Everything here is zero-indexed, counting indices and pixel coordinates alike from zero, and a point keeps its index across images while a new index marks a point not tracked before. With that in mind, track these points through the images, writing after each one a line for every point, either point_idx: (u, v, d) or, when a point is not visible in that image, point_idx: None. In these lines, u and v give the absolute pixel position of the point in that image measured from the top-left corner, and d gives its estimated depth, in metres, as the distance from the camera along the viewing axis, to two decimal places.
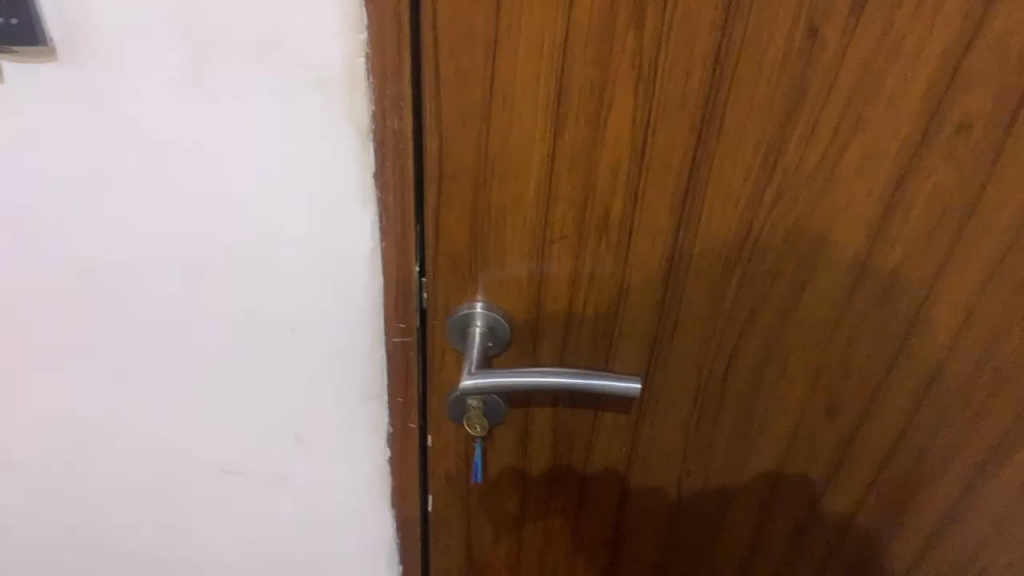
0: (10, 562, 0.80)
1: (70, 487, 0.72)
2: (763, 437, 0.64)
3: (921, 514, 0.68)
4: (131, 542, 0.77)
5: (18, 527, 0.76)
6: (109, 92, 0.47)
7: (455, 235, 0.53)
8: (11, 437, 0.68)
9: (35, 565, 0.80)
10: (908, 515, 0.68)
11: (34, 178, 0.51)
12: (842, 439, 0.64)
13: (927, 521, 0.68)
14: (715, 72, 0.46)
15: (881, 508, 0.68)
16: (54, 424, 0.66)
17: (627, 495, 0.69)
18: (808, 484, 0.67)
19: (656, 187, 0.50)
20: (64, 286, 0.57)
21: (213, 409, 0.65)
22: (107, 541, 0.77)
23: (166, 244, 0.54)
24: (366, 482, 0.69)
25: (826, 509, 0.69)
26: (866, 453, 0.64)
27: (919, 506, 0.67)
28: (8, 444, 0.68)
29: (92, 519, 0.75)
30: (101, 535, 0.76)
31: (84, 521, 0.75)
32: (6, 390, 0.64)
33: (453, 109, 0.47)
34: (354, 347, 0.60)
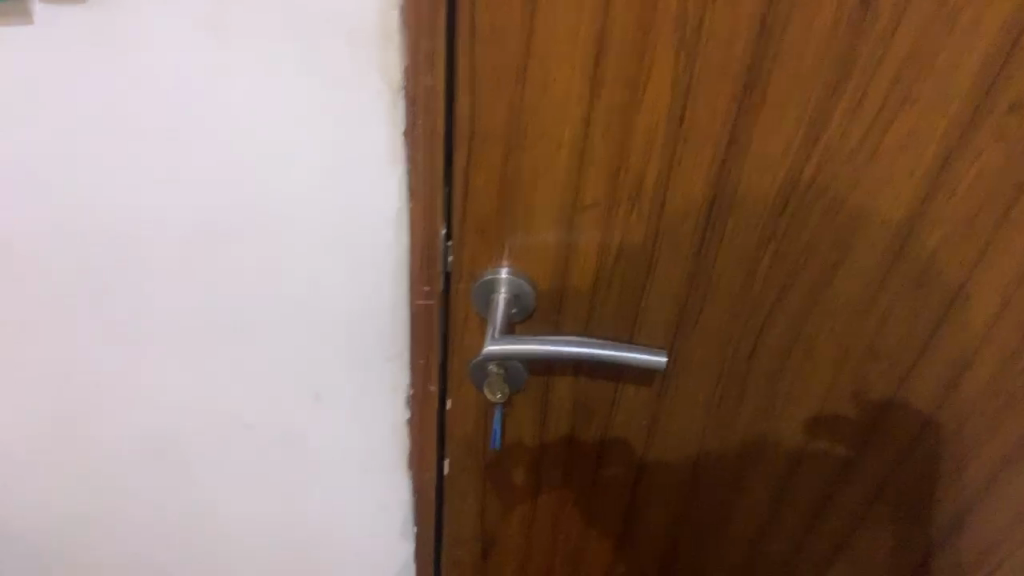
0: (25, 516, 0.81)
1: (89, 437, 0.72)
2: (786, 416, 0.63)
3: (942, 503, 0.67)
4: (149, 494, 0.77)
5: (35, 476, 0.77)
6: (138, 40, 0.47)
7: (484, 198, 0.52)
8: (31, 386, 0.68)
9: (48, 517, 0.81)
10: (924, 503, 0.68)
11: (59, 124, 0.51)
12: (868, 423, 0.63)
13: (946, 510, 0.67)
14: (762, 38, 0.44)
15: (900, 495, 0.67)
16: (74, 374, 0.67)
17: (643, 469, 0.69)
18: (827, 466, 0.67)
19: (692, 157, 0.49)
20: (87, 235, 0.57)
21: (233, 365, 0.65)
22: (123, 492, 0.78)
23: (191, 196, 0.54)
24: (384, 440, 0.70)
25: (843, 492, 0.68)
26: (889, 438, 0.63)
27: (938, 494, 0.67)
28: (28, 393, 0.69)
29: (110, 470, 0.75)
30: (117, 487, 0.77)
31: (101, 471, 0.76)
32: (26, 341, 0.64)
33: (487, 66, 0.46)
34: (377, 307, 0.60)
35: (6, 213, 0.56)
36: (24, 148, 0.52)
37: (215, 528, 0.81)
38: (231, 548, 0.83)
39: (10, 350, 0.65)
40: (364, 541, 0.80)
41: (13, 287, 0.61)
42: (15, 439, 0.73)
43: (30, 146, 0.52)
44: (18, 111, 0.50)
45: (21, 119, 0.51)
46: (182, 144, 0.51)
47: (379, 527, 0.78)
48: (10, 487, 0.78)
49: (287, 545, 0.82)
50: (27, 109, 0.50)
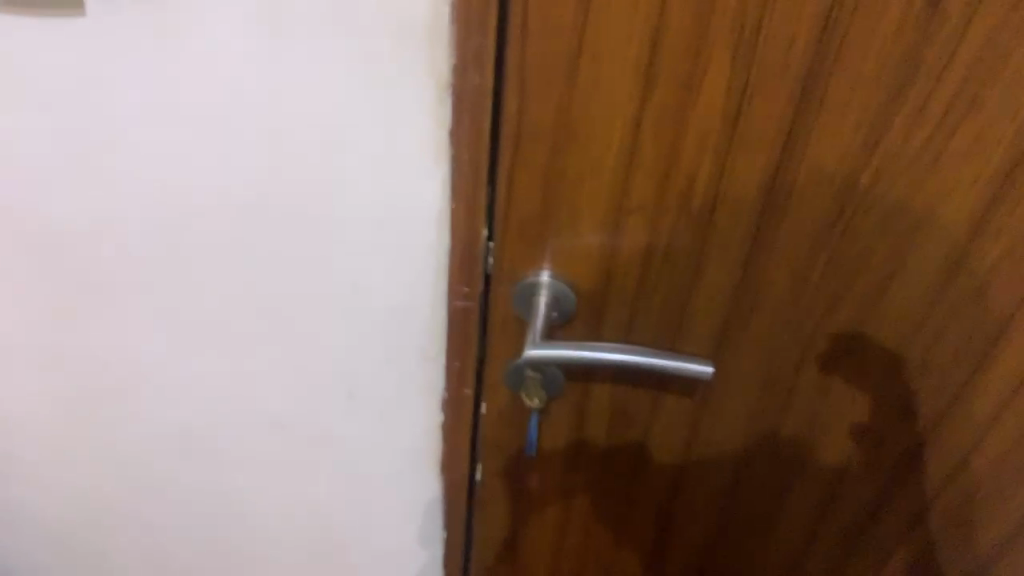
0: (63, 495, 0.82)
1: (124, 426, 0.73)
2: (830, 430, 0.61)
3: (986, 533, 0.64)
4: (182, 486, 0.78)
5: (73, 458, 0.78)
6: (187, 33, 0.46)
7: (528, 199, 0.51)
8: (72, 371, 0.69)
9: (83, 499, 0.82)
10: (967, 533, 0.64)
11: (107, 115, 0.51)
12: (916, 440, 0.60)
13: (986, 541, 0.64)
14: (823, 39, 0.42)
15: (947, 522, 0.64)
16: (112, 363, 0.67)
17: (680, 480, 0.67)
18: (871, 486, 0.64)
19: (745, 160, 0.48)
20: (129, 226, 0.57)
21: (269, 361, 0.64)
22: (154, 482, 0.78)
23: (232, 190, 0.54)
24: (417, 442, 0.69)
25: (886, 516, 0.66)
26: (937, 460, 0.61)
27: (982, 523, 0.63)
28: (70, 378, 0.70)
29: (143, 459, 0.76)
30: (149, 477, 0.77)
31: (134, 460, 0.76)
32: (70, 326, 0.65)
33: (537, 65, 0.45)
34: (415, 308, 0.59)
35: (54, 201, 0.57)
36: (73, 137, 0.53)
37: (242, 525, 0.80)
38: (259, 545, 0.83)
39: (54, 335, 0.66)
40: (393, 544, 0.79)
41: (59, 274, 0.61)
42: (56, 422, 0.74)
43: (78, 136, 0.53)
44: (68, 100, 0.51)
45: (70, 109, 0.51)
46: (226, 137, 0.51)
47: (408, 531, 0.77)
48: (51, 467, 0.79)
49: (315, 545, 0.81)
50: (77, 99, 0.51)
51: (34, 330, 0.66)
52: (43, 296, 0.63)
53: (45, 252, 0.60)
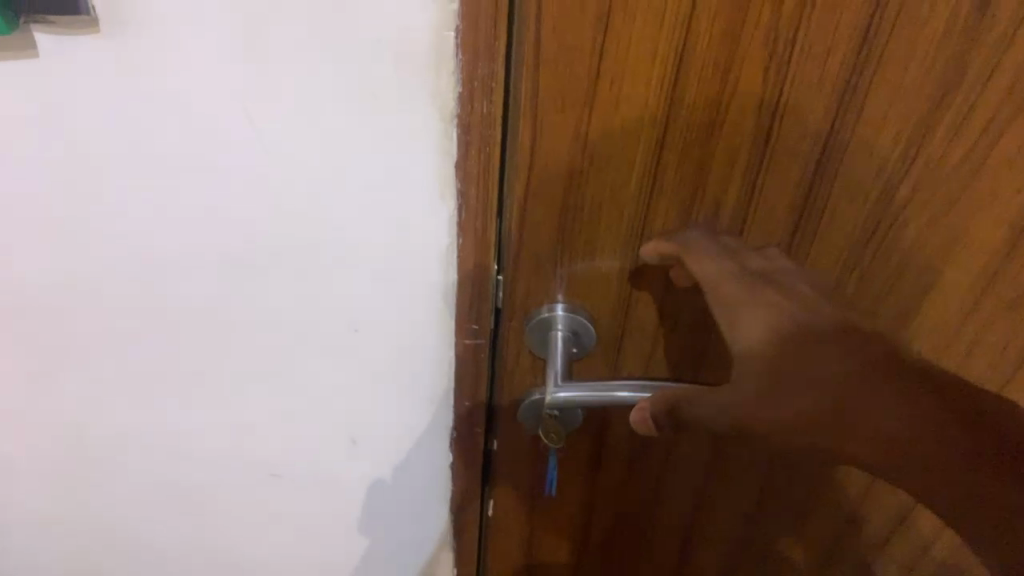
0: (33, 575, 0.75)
1: (101, 497, 0.66)
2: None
3: None
4: (169, 552, 0.72)
5: (42, 535, 0.70)
6: (161, 73, 0.41)
7: (542, 232, 0.47)
8: (38, 445, 0.62)
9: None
10: None
11: (68, 166, 0.45)
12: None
13: None
14: (862, 50, 0.39)
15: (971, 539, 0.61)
16: (84, 431, 0.61)
17: (700, 506, 0.64)
18: (899, 507, 0.61)
19: (777, 178, 0.44)
20: (99, 284, 0.51)
21: (263, 413, 0.60)
22: (137, 552, 0.71)
23: (217, 238, 0.48)
24: (425, 482, 0.65)
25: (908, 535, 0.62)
26: None
27: None
28: (36, 452, 0.63)
29: (124, 529, 0.69)
30: (131, 547, 0.71)
31: (113, 531, 0.69)
32: (35, 395, 0.58)
33: (551, 90, 0.41)
34: (421, 348, 0.55)
35: (9, 264, 0.50)
36: (29, 193, 0.47)
37: None
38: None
39: (15, 408, 0.59)
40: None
41: (18, 343, 0.55)
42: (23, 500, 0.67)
43: (33, 191, 0.46)
44: (21, 153, 0.45)
45: (23, 162, 0.45)
46: (208, 182, 0.46)
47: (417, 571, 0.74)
48: (18, 550, 0.72)
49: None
50: (31, 150, 0.45)
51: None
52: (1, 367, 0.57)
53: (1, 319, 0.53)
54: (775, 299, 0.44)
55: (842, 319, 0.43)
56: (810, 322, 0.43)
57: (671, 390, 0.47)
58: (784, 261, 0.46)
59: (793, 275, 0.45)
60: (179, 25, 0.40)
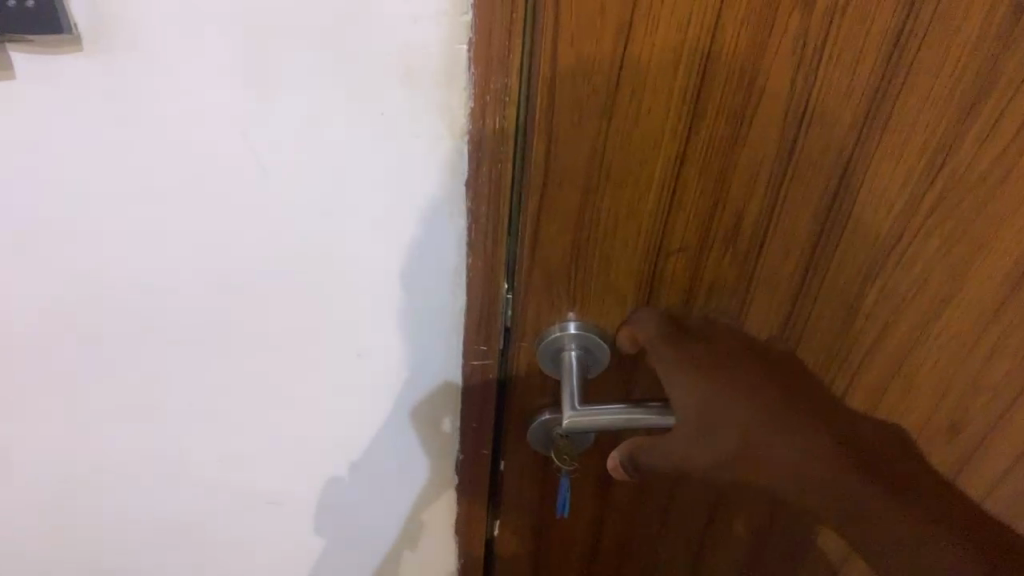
0: None
1: (87, 532, 0.63)
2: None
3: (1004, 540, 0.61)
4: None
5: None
6: (149, 91, 0.38)
7: (555, 247, 0.45)
8: (18, 482, 0.58)
9: None
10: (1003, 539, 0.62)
11: (49, 191, 0.42)
12: (960, 461, 0.56)
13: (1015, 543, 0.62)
14: (892, 58, 0.38)
15: None
16: (69, 466, 0.57)
17: (712, 519, 0.62)
18: None
19: (801, 190, 0.43)
20: (82, 315, 0.48)
21: (260, 439, 0.57)
22: None
23: (210, 262, 0.46)
24: (429, 504, 0.63)
25: None
26: (972, 481, 0.57)
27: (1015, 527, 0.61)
28: (17, 490, 0.59)
29: (111, 564, 0.66)
30: None
31: (100, 566, 0.66)
32: (14, 432, 0.55)
33: (569, 103, 0.39)
34: (426, 368, 0.53)
35: None
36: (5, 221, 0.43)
37: None
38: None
39: None
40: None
41: None
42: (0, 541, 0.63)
43: (11, 218, 0.43)
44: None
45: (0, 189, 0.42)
46: (201, 206, 0.43)
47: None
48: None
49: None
50: (10, 176, 0.42)
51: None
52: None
53: None
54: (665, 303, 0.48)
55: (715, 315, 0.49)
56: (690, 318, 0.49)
57: (636, 441, 0.49)
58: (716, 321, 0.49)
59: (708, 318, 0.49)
60: (169, 39, 0.37)
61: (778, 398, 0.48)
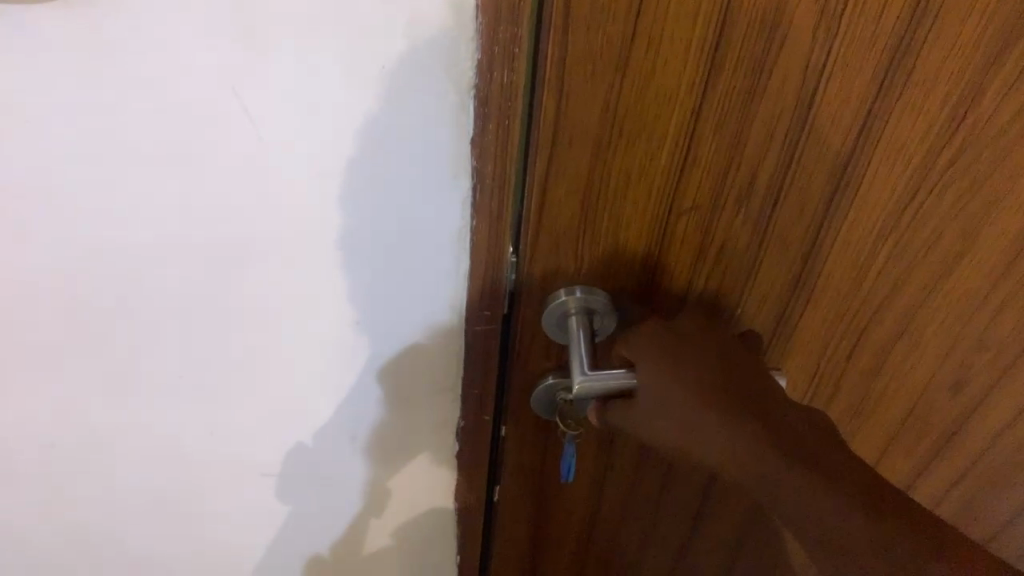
0: None
1: (78, 508, 0.61)
2: (876, 415, 0.56)
3: (1002, 490, 0.62)
4: (149, 560, 0.67)
5: (12, 552, 0.65)
6: (131, 47, 0.35)
7: (563, 209, 0.43)
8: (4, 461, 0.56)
9: None
10: (1001, 492, 0.62)
11: (23, 162, 0.39)
12: (958, 419, 0.56)
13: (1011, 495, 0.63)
14: (920, 6, 0.36)
15: (978, 487, 0.62)
16: (55, 443, 0.55)
17: (712, 486, 0.62)
18: (910, 466, 0.60)
19: (818, 146, 0.42)
20: (67, 288, 0.45)
21: (255, 412, 0.55)
22: (121, 558, 0.67)
23: (201, 231, 0.43)
24: (428, 469, 0.63)
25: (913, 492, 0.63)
26: (972, 437, 0.57)
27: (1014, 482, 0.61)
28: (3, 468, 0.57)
29: (104, 538, 0.64)
30: (114, 554, 0.66)
31: (93, 540, 0.65)
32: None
33: (581, 56, 0.37)
34: (428, 336, 0.51)
35: None
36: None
37: None
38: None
39: None
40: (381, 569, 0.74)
41: None
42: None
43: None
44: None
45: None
46: (188, 174, 0.41)
47: (406, 553, 0.72)
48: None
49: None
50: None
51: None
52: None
53: None
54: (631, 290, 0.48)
55: (685, 291, 0.49)
56: (660, 295, 0.49)
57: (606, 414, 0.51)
58: (694, 291, 0.49)
59: (681, 290, 0.49)
60: None
61: (736, 388, 0.47)
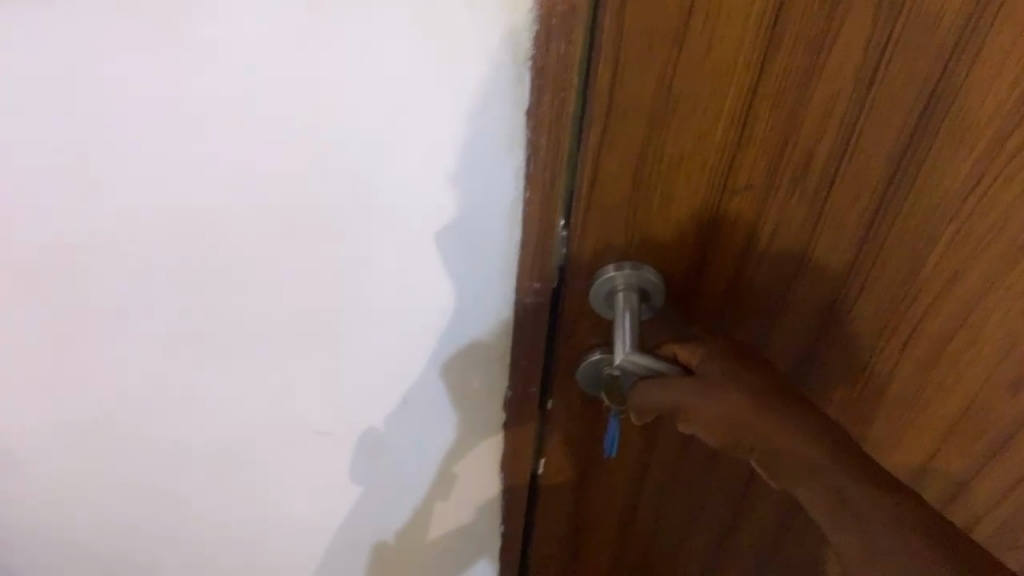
0: (59, 556, 0.71)
1: (133, 478, 0.63)
2: (924, 416, 0.55)
3: None
4: (193, 530, 0.69)
5: (70, 518, 0.66)
6: (205, 18, 0.37)
7: (616, 184, 0.44)
8: (68, 428, 0.58)
9: (83, 558, 0.71)
10: None
11: (96, 133, 0.41)
12: (1007, 431, 0.53)
13: None
14: None
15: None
16: (116, 412, 0.57)
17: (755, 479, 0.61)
18: (958, 477, 0.58)
19: (876, 127, 0.41)
20: (131, 257, 0.47)
21: (308, 381, 0.57)
22: (171, 528, 0.68)
23: (263, 200, 0.45)
24: (475, 439, 0.64)
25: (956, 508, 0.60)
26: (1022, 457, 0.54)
27: None
28: (67, 435, 0.59)
29: (156, 509, 0.66)
30: (165, 523, 0.68)
31: (147, 511, 0.66)
32: (63, 377, 0.54)
33: (638, 28, 0.38)
34: (478, 306, 0.53)
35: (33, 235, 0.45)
36: (39, 156, 0.42)
37: (272, 551, 0.73)
38: (287, 571, 0.76)
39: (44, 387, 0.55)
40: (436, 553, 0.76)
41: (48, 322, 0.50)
42: (36, 483, 0.63)
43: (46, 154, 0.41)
44: (30, 111, 0.40)
45: (34, 122, 0.40)
46: (249, 142, 0.42)
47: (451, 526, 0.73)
48: (31, 534, 0.68)
49: (372, 572, 0.78)
50: (43, 108, 0.40)
51: (2, 388, 0.55)
52: (16, 348, 0.52)
53: (28, 296, 0.49)
54: (679, 273, 0.49)
55: (736, 273, 0.49)
56: (709, 283, 0.50)
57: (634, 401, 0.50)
58: (747, 272, 0.49)
59: (732, 271, 0.49)
60: None
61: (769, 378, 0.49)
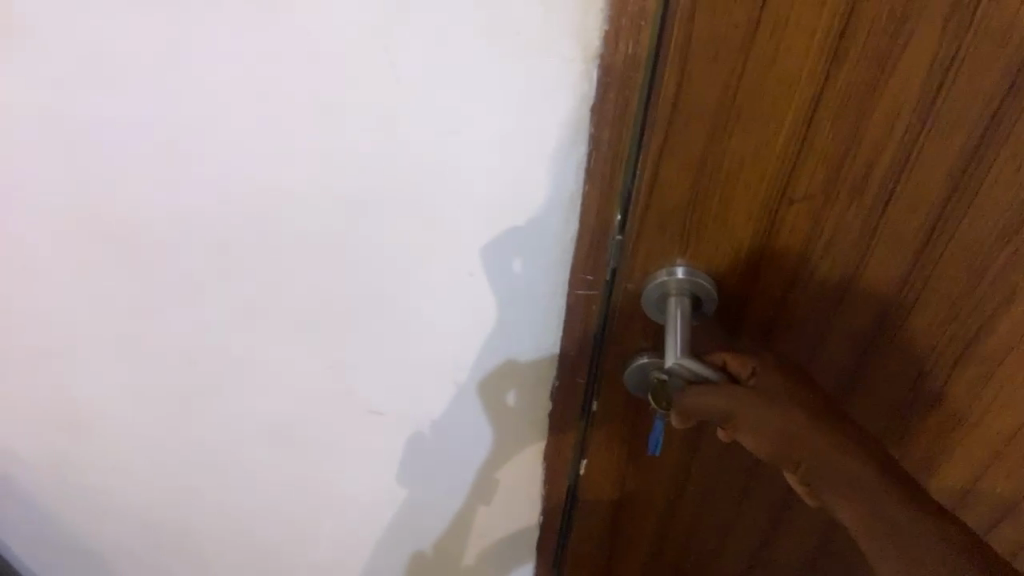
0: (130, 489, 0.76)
1: (201, 422, 0.67)
2: (975, 439, 0.54)
3: None
4: (252, 479, 0.73)
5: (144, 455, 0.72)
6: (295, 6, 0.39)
7: (675, 187, 0.45)
8: (147, 371, 0.63)
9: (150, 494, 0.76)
10: None
11: (191, 105, 0.44)
12: None
13: None
14: None
15: None
16: (190, 361, 0.61)
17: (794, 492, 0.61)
18: (1005, 502, 0.57)
19: (938, 143, 0.41)
20: (215, 218, 0.51)
21: (366, 352, 0.60)
22: (230, 474, 0.73)
23: (337, 176, 0.48)
24: (520, 423, 0.66)
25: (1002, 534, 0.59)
26: None
27: None
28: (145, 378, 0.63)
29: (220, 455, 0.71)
30: (226, 469, 0.72)
31: (211, 454, 0.71)
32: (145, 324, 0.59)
33: (706, 35, 0.38)
34: (532, 292, 0.55)
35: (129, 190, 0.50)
36: (138, 122, 0.45)
37: (322, 507, 0.77)
38: (333, 529, 0.79)
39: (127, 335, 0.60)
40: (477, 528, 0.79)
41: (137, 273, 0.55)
42: (117, 420, 0.68)
43: (150, 119, 0.45)
44: (127, 83, 0.43)
45: (129, 92, 0.44)
46: (328, 121, 0.45)
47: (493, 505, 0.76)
48: (109, 465, 0.74)
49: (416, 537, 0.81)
50: (138, 81, 0.43)
51: (93, 328, 0.60)
52: (109, 294, 0.57)
53: (121, 247, 0.53)
54: (732, 280, 0.50)
55: (789, 285, 0.50)
56: (759, 294, 0.50)
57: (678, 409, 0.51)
58: (800, 283, 0.49)
59: (784, 283, 0.49)
60: None
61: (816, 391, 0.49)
